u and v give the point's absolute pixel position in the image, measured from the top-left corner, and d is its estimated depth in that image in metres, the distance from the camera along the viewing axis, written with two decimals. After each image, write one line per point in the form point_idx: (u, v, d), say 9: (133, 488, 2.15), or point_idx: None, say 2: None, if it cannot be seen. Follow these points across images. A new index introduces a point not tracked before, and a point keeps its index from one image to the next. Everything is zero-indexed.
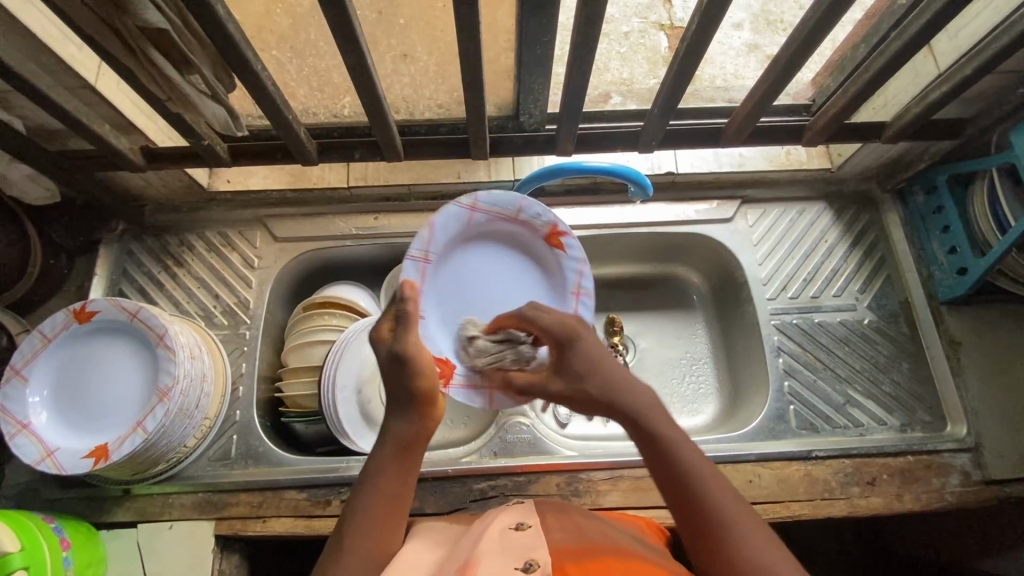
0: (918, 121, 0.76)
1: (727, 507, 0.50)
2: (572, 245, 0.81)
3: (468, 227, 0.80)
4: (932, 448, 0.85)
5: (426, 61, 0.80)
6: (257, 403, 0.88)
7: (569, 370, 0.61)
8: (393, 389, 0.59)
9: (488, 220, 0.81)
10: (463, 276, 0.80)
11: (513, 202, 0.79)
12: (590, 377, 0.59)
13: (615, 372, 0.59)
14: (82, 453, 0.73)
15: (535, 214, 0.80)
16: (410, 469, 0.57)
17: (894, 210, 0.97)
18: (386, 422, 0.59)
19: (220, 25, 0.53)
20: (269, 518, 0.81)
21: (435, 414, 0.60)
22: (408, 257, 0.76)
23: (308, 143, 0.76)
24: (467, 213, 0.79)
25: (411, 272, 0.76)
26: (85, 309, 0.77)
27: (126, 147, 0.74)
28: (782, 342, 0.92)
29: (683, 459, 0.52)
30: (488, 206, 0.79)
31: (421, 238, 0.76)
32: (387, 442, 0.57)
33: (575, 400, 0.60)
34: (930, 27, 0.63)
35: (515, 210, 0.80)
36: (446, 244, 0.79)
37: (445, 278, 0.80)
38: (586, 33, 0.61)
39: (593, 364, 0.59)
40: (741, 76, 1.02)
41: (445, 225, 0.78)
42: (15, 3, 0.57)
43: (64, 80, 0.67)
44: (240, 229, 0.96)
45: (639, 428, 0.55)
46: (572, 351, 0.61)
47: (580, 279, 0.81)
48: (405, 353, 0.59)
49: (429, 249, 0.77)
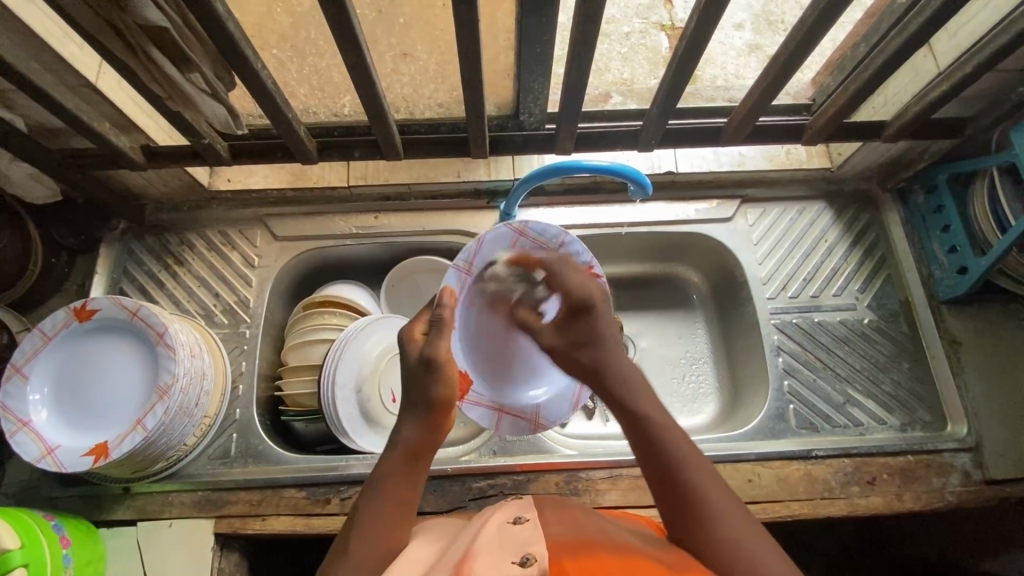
0: (918, 120, 0.76)
1: (703, 483, 0.51)
2: None
3: (515, 250, 0.78)
4: (932, 448, 0.84)
5: (426, 60, 0.79)
6: (257, 402, 0.89)
7: (573, 337, 0.65)
8: (412, 393, 0.60)
9: (533, 248, 0.79)
10: (500, 301, 0.79)
11: (558, 237, 0.77)
12: (588, 347, 0.63)
13: (609, 348, 0.62)
14: (82, 451, 0.73)
15: (576, 252, 0.77)
16: (419, 476, 0.56)
17: (895, 209, 0.97)
18: (398, 428, 0.59)
19: (219, 24, 0.53)
20: (268, 517, 0.81)
21: (447, 426, 0.60)
22: (452, 266, 0.76)
23: (308, 142, 0.76)
24: (514, 236, 0.77)
25: (450, 280, 0.77)
26: (86, 307, 0.77)
27: (126, 145, 0.75)
28: (782, 341, 0.92)
29: (663, 435, 0.54)
30: (536, 235, 0.77)
31: (468, 249, 0.76)
32: (398, 449, 0.57)
33: (571, 362, 0.64)
34: (929, 26, 0.63)
35: (558, 245, 0.77)
36: (492, 261, 0.78)
37: (483, 296, 0.79)
38: (585, 31, 0.61)
39: (594, 335, 0.63)
40: (741, 77, 1.02)
41: (494, 243, 0.77)
42: (15, 2, 0.57)
43: (65, 78, 0.67)
44: (240, 229, 0.96)
45: (624, 405, 0.57)
46: (580, 319, 0.65)
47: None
48: (432, 357, 0.61)
49: (473, 262, 0.77)
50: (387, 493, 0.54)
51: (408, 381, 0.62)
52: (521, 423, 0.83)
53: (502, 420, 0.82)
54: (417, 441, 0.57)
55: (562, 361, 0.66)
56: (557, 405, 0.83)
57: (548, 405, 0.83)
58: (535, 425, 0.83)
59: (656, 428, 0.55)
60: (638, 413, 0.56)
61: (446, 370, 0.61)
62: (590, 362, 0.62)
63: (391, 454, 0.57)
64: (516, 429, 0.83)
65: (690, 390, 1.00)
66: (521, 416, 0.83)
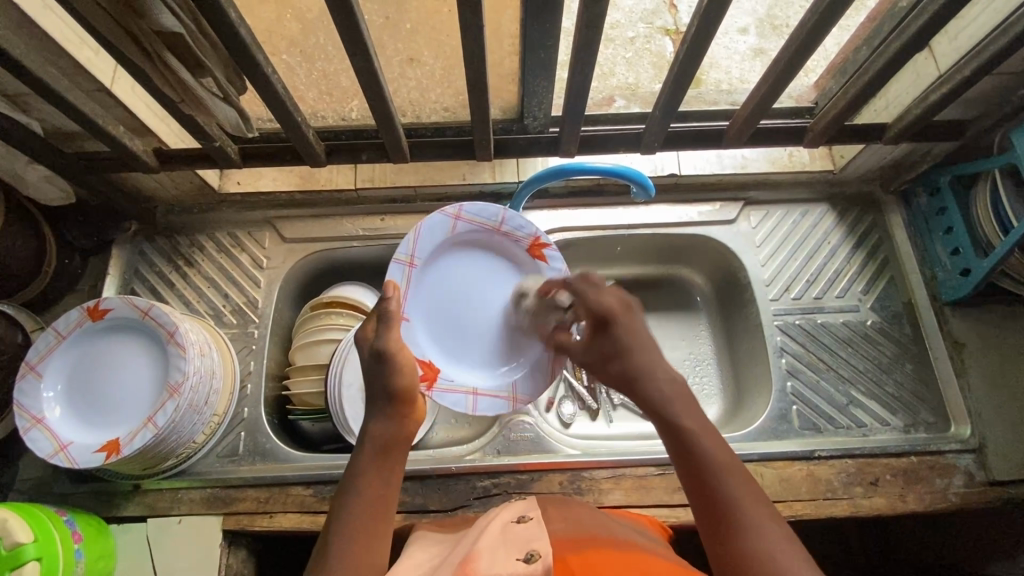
0: (919, 122, 0.77)
1: (746, 500, 0.48)
2: (553, 257, 0.81)
3: (454, 236, 0.79)
4: (936, 448, 0.85)
5: (433, 65, 0.82)
6: (264, 401, 0.90)
7: (603, 350, 0.61)
8: (372, 388, 0.61)
9: (472, 230, 0.80)
10: (450, 284, 0.79)
11: (497, 214, 0.79)
12: (620, 357, 0.59)
13: (642, 357, 0.58)
14: (94, 447, 0.74)
15: (517, 226, 0.80)
16: (392, 469, 0.57)
17: (898, 211, 0.98)
18: (365, 423, 0.59)
19: (233, 31, 0.54)
20: (276, 514, 0.82)
21: (412, 417, 0.61)
22: (395, 260, 0.74)
23: (317, 145, 0.78)
24: (451, 221, 0.78)
25: (396, 275, 0.74)
26: (98, 307, 0.79)
27: (140, 149, 0.76)
28: (785, 342, 0.93)
29: (701, 448, 0.51)
30: (472, 215, 0.79)
31: (406, 242, 0.75)
32: (366, 443, 0.58)
33: (603, 372, 0.61)
34: (927, 29, 0.64)
35: (497, 222, 0.80)
36: (432, 250, 0.78)
37: (432, 285, 0.78)
38: (588, 36, 0.62)
39: (624, 347, 0.59)
40: (746, 80, 1.03)
41: (431, 232, 0.76)
42: (33, 8, 0.59)
43: (80, 83, 0.69)
44: (249, 230, 0.98)
45: (661, 418, 0.54)
46: (607, 332, 0.60)
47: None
48: (387, 349, 0.61)
49: (416, 252, 0.76)
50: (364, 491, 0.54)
51: (368, 377, 0.61)
52: (498, 402, 0.78)
53: (479, 401, 0.77)
54: (388, 434, 0.58)
55: (597, 374, 0.63)
56: (532, 378, 0.79)
57: (523, 380, 0.79)
58: (515, 401, 0.78)
59: (695, 439, 0.51)
60: (677, 427, 0.53)
61: (402, 361, 0.61)
62: (622, 371, 0.58)
63: (362, 449, 0.58)
64: (495, 408, 0.78)
65: (693, 391, 1.00)
66: (496, 394, 0.78)
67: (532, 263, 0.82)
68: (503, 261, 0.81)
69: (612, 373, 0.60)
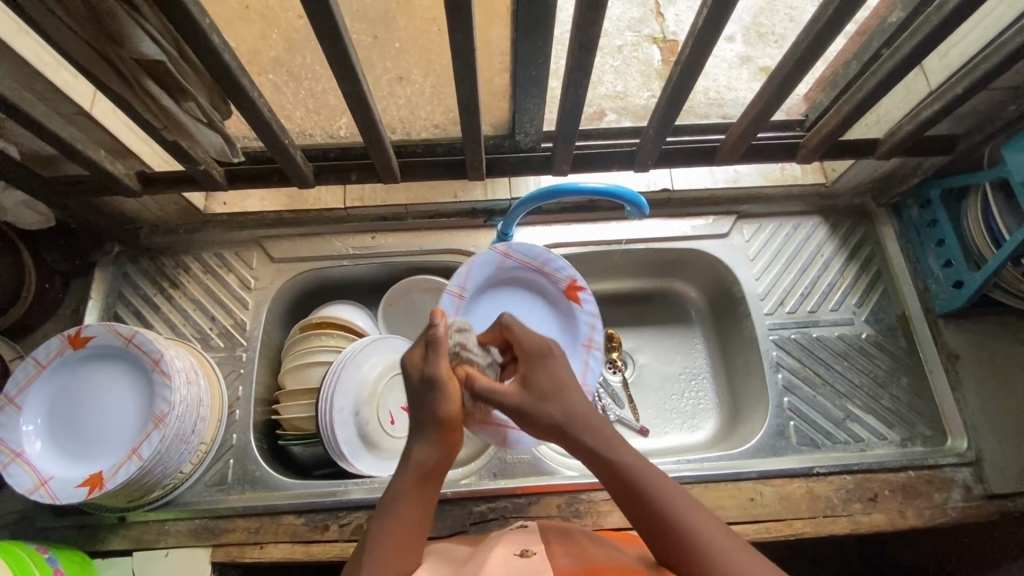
0: (911, 138, 0.77)
1: (694, 519, 0.52)
2: (587, 299, 0.87)
3: (500, 270, 0.87)
4: (933, 462, 0.84)
5: (422, 83, 0.80)
6: (253, 426, 0.87)
7: (535, 388, 0.59)
8: (419, 416, 0.59)
9: (516, 267, 0.88)
10: (494, 312, 0.87)
11: (539, 254, 0.86)
12: (555, 399, 0.58)
13: (576, 398, 0.59)
14: (76, 482, 0.72)
15: (558, 267, 0.86)
16: (429, 497, 0.56)
17: (889, 224, 0.98)
18: (408, 446, 0.58)
19: (216, 55, 0.53)
20: (266, 544, 0.80)
21: (455, 442, 0.60)
22: (447, 290, 0.83)
23: (304, 165, 0.76)
24: (499, 257, 0.86)
25: (447, 305, 0.83)
26: (80, 334, 0.77)
27: (122, 172, 0.74)
28: (781, 357, 0.92)
29: (642, 479, 0.54)
30: (518, 254, 0.86)
31: (459, 275, 0.83)
32: (409, 470, 0.56)
33: (533, 419, 0.58)
34: (920, 49, 0.63)
35: (539, 262, 0.86)
36: (480, 283, 0.86)
37: (480, 308, 0.87)
38: (581, 58, 0.62)
39: (562, 385, 0.59)
40: (734, 89, 1.03)
41: (481, 266, 0.85)
42: (7, 34, 0.57)
43: (58, 107, 0.67)
44: (236, 251, 0.95)
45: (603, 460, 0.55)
46: (540, 367, 0.61)
47: (591, 331, 0.87)
48: (437, 377, 0.58)
49: (465, 284, 0.84)
50: (398, 515, 0.54)
51: (414, 403, 0.59)
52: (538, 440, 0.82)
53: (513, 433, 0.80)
54: (428, 462, 0.57)
55: (527, 424, 0.59)
56: None
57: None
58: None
59: (635, 477, 0.54)
60: (620, 466, 0.55)
61: (451, 388, 0.58)
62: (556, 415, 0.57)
63: (401, 474, 0.57)
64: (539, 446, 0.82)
65: (690, 406, 1.00)
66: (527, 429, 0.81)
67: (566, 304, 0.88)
68: (548, 303, 0.89)
69: (545, 415, 0.58)
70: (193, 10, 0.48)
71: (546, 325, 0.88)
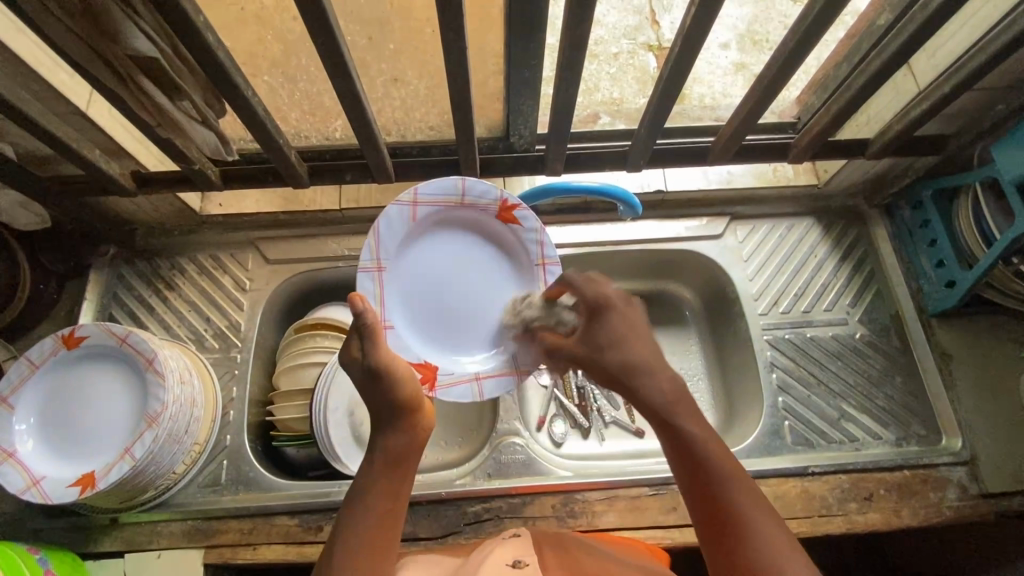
0: (901, 137, 0.78)
1: (742, 500, 0.49)
2: (527, 216, 0.76)
3: (416, 223, 0.73)
4: (928, 462, 0.84)
5: (417, 85, 0.81)
6: (247, 427, 0.87)
7: (593, 339, 0.60)
8: (375, 404, 0.58)
9: (437, 210, 0.74)
10: (426, 269, 0.75)
11: (454, 184, 0.72)
12: (612, 350, 0.58)
13: (636, 350, 0.57)
14: (68, 482, 0.72)
15: (481, 192, 0.74)
16: (400, 483, 0.56)
17: (881, 224, 0.99)
18: (373, 437, 0.58)
19: (210, 52, 0.53)
20: (260, 546, 0.79)
21: (422, 422, 0.59)
22: (360, 269, 0.70)
23: (299, 165, 0.76)
24: (410, 209, 0.72)
25: (366, 284, 0.71)
26: (73, 335, 0.77)
27: (117, 172, 0.75)
28: (775, 357, 0.92)
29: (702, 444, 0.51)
30: (431, 197, 0.72)
31: (368, 247, 0.70)
32: (373, 459, 0.56)
33: (593, 366, 0.60)
34: (906, 48, 0.64)
35: (459, 194, 0.73)
36: (398, 247, 0.73)
37: (409, 273, 0.74)
38: (572, 57, 0.62)
39: (619, 336, 0.58)
40: (729, 95, 1.04)
41: (390, 227, 0.71)
42: (5, 33, 0.57)
43: (55, 107, 0.68)
44: (231, 253, 0.96)
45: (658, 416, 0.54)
46: (603, 319, 0.60)
47: (541, 249, 0.77)
48: (376, 365, 0.57)
49: (381, 255, 0.71)
50: (368, 508, 0.53)
51: (368, 396, 0.59)
52: (504, 379, 0.74)
53: (484, 386, 0.73)
54: (392, 450, 0.56)
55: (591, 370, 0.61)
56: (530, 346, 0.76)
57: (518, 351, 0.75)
58: (519, 373, 0.74)
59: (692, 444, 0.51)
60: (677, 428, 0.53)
61: (398, 372, 0.58)
62: (614, 365, 0.57)
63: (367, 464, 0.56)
64: (504, 386, 0.73)
65: None
66: (499, 373, 0.74)
67: (506, 228, 0.77)
68: (483, 236, 0.77)
69: (604, 366, 0.58)
70: (187, 8, 0.49)
71: (487, 260, 0.77)
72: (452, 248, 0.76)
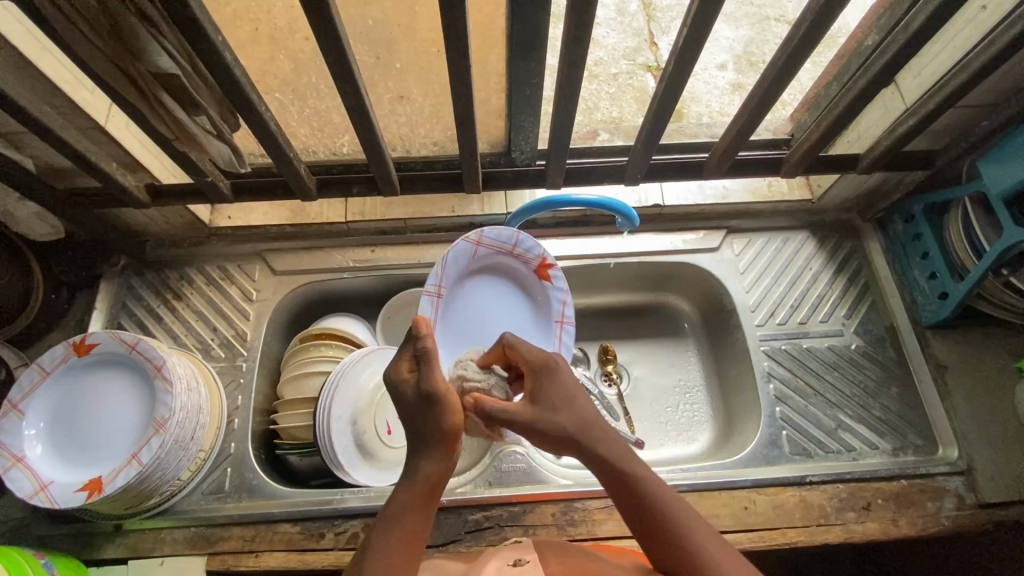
0: (889, 152, 0.80)
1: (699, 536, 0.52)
2: (559, 277, 0.83)
3: (473, 262, 0.82)
4: (925, 471, 0.85)
5: (422, 103, 0.86)
6: (252, 435, 0.88)
7: (544, 402, 0.61)
8: (418, 427, 0.58)
9: (491, 255, 0.83)
10: (474, 309, 0.82)
11: (511, 236, 0.81)
12: (566, 409, 0.60)
13: (585, 409, 0.60)
14: (75, 486, 0.73)
15: (529, 248, 0.82)
16: (432, 510, 0.56)
17: (875, 238, 1.01)
18: (412, 459, 0.58)
19: (226, 69, 0.56)
20: (262, 553, 0.80)
21: (456, 454, 0.60)
22: (424, 292, 0.77)
23: (307, 178, 0.78)
24: (473, 247, 0.80)
25: (425, 307, 0.78)
26: (85, 342, 0.78)
27: (132, 184, 0.77)
28: (773, 367, 0.94)
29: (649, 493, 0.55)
30: (491, 241, 0.81)
31: (434, 274, 0.78)
32: (417, 484, 0.56)
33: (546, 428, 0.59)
34: (890, 67, 0.67)
35: (512, 244, 0.82)
36: (455, 279, 0.81)
37: (457, 311, 0.81)
38: (570, 74, 0.65)
39: (570, 395, 0.61)
40: (725, 112, 1.08)
41: (454, 261, 0.79)
42: (32, 50, 0.60)
43: (75, 121, 0.70)
44: (239, 263, 0.98)
45: (611, 469, 0.56)
46: (545, 379, 0.63)
47: (564, 309, 0.84)
48: (434, 390, 0.58)
49: (442, 283, 0.79)
50: (415, 531, 0.54)
51: (410, 418, 0.59)
52: None
53: None
54: (436, 475, 0.57)
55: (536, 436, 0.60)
56: None
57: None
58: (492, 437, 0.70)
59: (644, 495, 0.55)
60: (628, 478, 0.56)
61: (449, 400, 0.58)
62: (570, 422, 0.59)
63: (405, 486, 0.56)
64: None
65: (685, 418, 1.00)
66: None
67: (540, 285, 0.85)
68: (517, 284, 0.85)
69: (558, 426, 0.59)
70: (207, 28, 0.52)
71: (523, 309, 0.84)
72: (497, 284, 0.84)
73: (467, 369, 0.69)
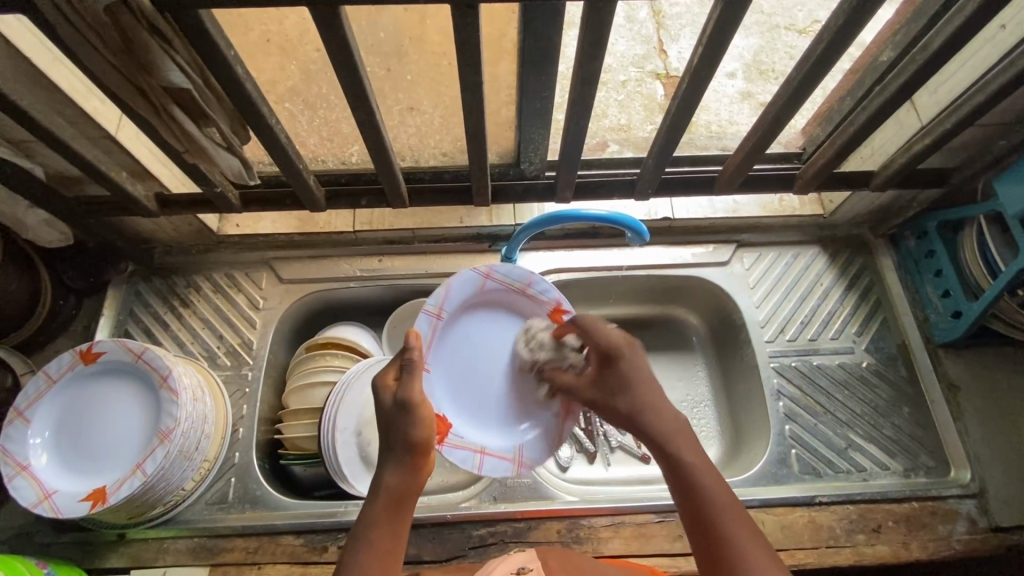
0: (904, 171, 0.79)
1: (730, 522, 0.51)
2: None
3: (479, 293, 0.79)
4: (937, 494, 0.84)
5: (432, 114, 0.90)
6: (256, 445, 0.88)
7: (608, 388, 0.64)
8: (389, 437, 0.58)
9: (498, 289, 0.80)
10: (471, 341, 0.78)
11: (524, 276, 0.79)
12: (625, 394, 0.62)
13: (649, 394, 0.61)
14: (79, 496, 0.72)
15: (543, 290, 0.80)
16: (403, 523, 0.55)
17: (887, 253, 1.00)
18: (379, 472, 0.57)
19: (238, 83, 0.56)
20: (264, 565, 0.79)
21: (425, 467, 0.59)
22: (423, 310, 0.73)
23: (317, 190, 0.77)
24: (482, 278, 0.78)
25: (422, 326, 0.74)
26: (91, 350, 0.78)
27: (141, 194, 0.77)
28: (782, 385, 0.93)
29: (703, 487, 0.53)
30: (501, 276, 0.79)
31: (437, 294, 0.74)
32: (379, 494, 0.55)
33: (609, 406, 0.63)
34: (907, 87, 0.66)
35: (525, 284, 0.80)
36: (458, 305, 0.77)
37: (454, 338, 0.77)
38: (583, 91, 0.65)
39: (630, 384, 0.62)
40: (735, 122, 1.07)
41: (460, 287, 0.76)
42: (44, 62, 0.60)
43: (85, 131, 0.70)
44: (246, 272, 0.98)
45: (661, 450, 0.57)
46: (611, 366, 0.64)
47: None
48: (408, 401, 0.59)
49: (444, 305, 0.75)
50: (371, 540, 0.53)
51: (385, 428, 0.59)
52: (503, 464, 0.76)
53: (485, 461, 0.76)
54: (399, 486, 0.56)
55: (604, 414, 0.65)
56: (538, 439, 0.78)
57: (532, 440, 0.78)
58: (519, 464, 0.77)
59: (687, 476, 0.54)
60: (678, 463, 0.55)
61: (422, 412, 0.58)
62: (625, 407, 0.61)
63: (373, 500, 0.56)
64: (501, 470, 0.76)
65: None
66: (502, 455, 0.77)
67: None
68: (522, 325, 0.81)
69: (617, 408, 0.62)
70: (219, 45, 0.52)
71: None
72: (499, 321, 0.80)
73: (540, 349, 0.76)
